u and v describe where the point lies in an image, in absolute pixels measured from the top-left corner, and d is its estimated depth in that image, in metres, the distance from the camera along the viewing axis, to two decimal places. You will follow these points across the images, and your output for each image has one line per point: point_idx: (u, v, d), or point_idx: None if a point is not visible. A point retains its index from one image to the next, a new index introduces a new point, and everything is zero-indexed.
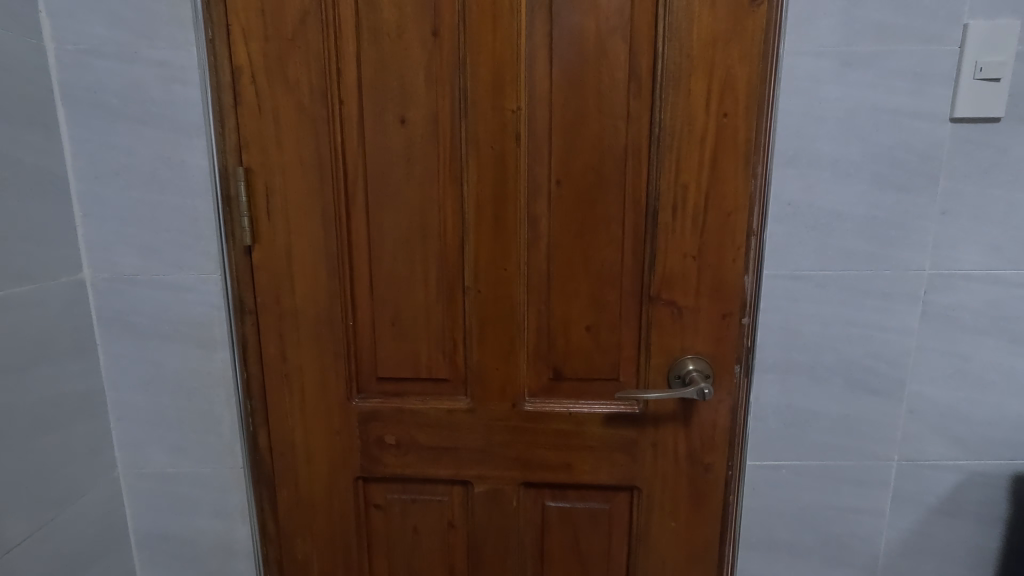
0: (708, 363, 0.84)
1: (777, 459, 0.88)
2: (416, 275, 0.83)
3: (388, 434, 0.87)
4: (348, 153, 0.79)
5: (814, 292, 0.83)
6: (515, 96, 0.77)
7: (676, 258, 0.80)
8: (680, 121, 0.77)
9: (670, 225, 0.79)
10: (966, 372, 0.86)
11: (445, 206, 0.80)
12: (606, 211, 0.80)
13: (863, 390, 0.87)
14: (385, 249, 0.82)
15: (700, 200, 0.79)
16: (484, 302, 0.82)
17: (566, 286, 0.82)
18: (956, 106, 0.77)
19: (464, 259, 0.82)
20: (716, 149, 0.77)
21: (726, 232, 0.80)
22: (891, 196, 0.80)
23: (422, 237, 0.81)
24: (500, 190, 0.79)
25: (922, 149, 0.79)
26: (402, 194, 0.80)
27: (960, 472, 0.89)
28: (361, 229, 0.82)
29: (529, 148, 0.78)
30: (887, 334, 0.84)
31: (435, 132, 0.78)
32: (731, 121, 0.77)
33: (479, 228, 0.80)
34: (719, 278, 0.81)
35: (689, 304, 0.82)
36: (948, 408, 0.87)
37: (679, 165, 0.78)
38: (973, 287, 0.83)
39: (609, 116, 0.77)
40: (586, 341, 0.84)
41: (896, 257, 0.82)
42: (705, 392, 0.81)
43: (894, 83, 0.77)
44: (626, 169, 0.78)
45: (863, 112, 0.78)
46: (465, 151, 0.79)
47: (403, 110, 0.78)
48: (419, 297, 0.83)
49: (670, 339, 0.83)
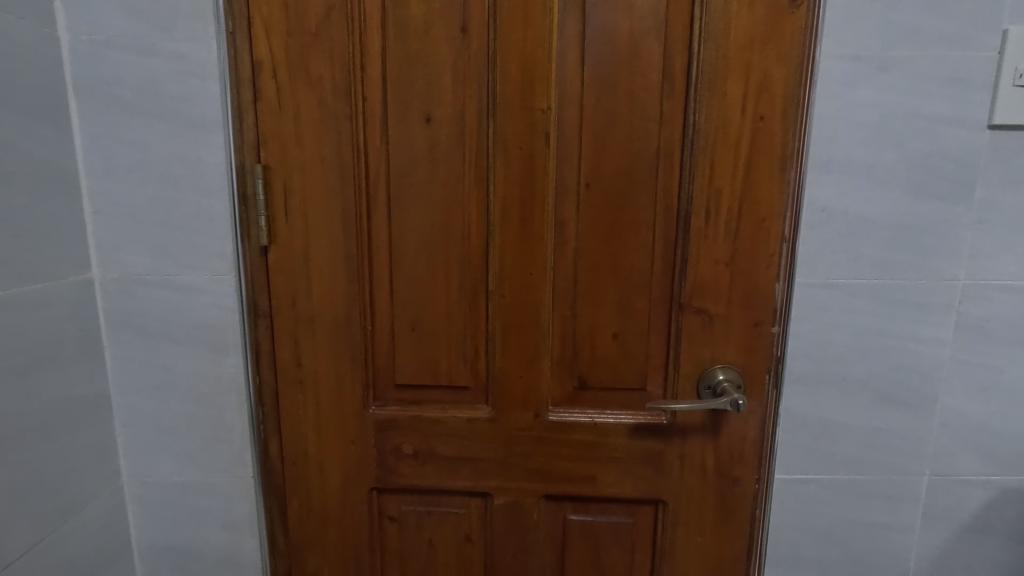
0: (739, 373, 0.81)
1: (805, 473, 0.86)
2: (438, 278, 0.80)
3: (406, 444, 0.84)
4: (371, 152, 0.77)
5: (846, 301, 0.80)
6: (545, 95, 0.74)
7: (708, 264, 0.78)
8: (715, 124, 0.74)
9: (702, 232, 0.77)
10: (999, 385, 0.84)
11: (469, 207, 0.78)
12: (636, 216, 0.77)
13: (893, 404, 0.84)
14: (407, 249, 0.79)
15: (733, 206, 0.77)
16: (507, 306, 0.80)
17: (594, 293, 0.80)
18: (994, 114, 0.75)
19: (488, 263, 0.79)
20: (750, 155, 0.75)
21: (759, 239, 0.78)
22: (927, 205, 0.78)
23: (445, 239, 0.79)
24: (527, 192, 0.77)
25: (959, 156, 0.77)
26: (425, 194, 0.78)
27: (991, 488, 0.87)
28: (382, 230, 0.79)
29: (558, 149, 0.76)
30: (920, 345, 0.82)
31: (461, 132, 0.76)
32: (767, 125, 0.75)
33: (505, 230, 0.78)
34: (751, 285, 0.79)
35: (720, 312, 0.80)
36: (980, 422, 0.85)
37: (713, 168, 0.76)
38: (1008, 298, 0.81)
39: (642, 118, 0.75)
40: (612, 349, 0.81)
41: (931, 266, 0.80)
42: (738, 403, 0.78)
43: (930, 90, 0.75)
44: (658, 173, 0.76)
45: (899, 118, 0.76)
46: (492, 151, 0.76)
47: (428, 108, 0.76)
48: (440, 301, 0.80)
49: (700, 350, 0.81)
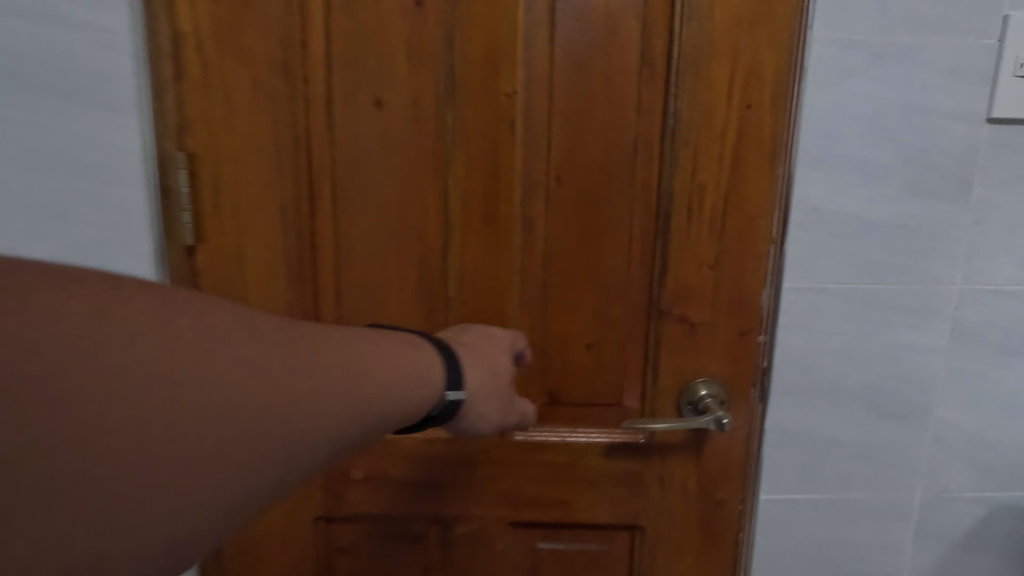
0: (722, 387, 0.74)
1: (793, 492, 0.80)
2: (391, 283, 0.71)
3: (356, 468, 0.75)
4: (314, 140, 0.68)
5: (838, 307, 0.74)
6: (511, 78, 0.66)
7: (691, 267, 0.71)
8: (699, 113, 0.67)
9: (685, 232, 0.70)
10: (994, 396, 0.79)
11: (425, 203, 0.69)
12: (612, 214, 0.70)
13: (886, 417, 0.79)
14: (356, 250, 0.70)
15: (719, 204, 0.70)
16: (469, 314, 0.72)
17: (566, 299, 0.72)
18: (994, 107, 0.70)
19: (447, 265, 0.71)
20: (737, 148, 0.68)
21: (747, 238, 0.71)
22: (923, 204, 0.72)
23: (399, 239, 0.70)
24: (490, 186, 0.69)
25: (957, 152, 0.71)
26: (376, 188, 0.69)
27: (985, 504, 0.82)
28: (327, 228, 0.70)
29: (526, 139, 0.68)
30: (914, 354, 0.77)
31: (415, 118, 0.67)
32: (756, 114, 0.68)
33: (465, 229, 0.70)
34: (737, 291, 0.72)
35: (704, 320, 0.73)
36: (975, 435, 0.80)
37: (697, 162, 0.68)
38: (1004, 304, 0.76)
39: (618, 105, 0.67)
40: (586, 361, 0.74)
41: (927, 269, 0.74)
42: (722, 422, 0.71)
43: (928, 80, 0.70)
44: (637, 166, 0.69)
45: (895, 110, 0.70)
46: (451, 140, 0.68)
47: (378, 90, 0.67)
48: (393, 308, 0.72)
49: (682, 361, 0.74)
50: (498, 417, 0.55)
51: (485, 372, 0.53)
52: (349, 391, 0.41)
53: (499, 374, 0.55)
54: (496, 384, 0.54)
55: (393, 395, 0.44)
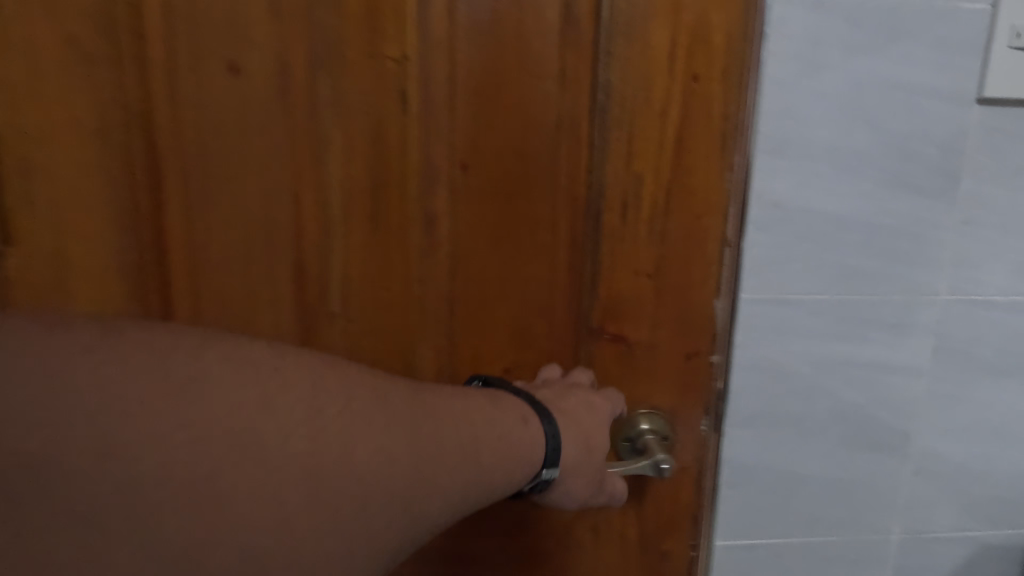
0: (666, 422, 0.62)
1: (752, 538, 0.69)
2: (259, 297, 0.58)
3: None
4: (153, 115, 0.53)
5: (805, 322, 0.63)
6: (401, 40, 0.53)
7: (627, 276, 0.59)
8: (635, 87, 0.55)
9: (617, 235, 0.58)
10: (982, 423, 0.68)
11: (297, 198, 0.56)
12: (530, 212, 0.57)
13: (861, 449, 0.68)
14: (212, 257, 0.57)
15: (660, 200, 0.57)
16: (358, 334, 0.59)
17: (474, 315, 0.59)
18: (986, 84, 0.59)
19: (329, 276, 0.58)
20: (682, 131, 0.56)
21: (693, 242, 0.59)
22: (904, 200, 0.61)
23: (266, 242, 0.56)
24: (376, 177, 0.55)
25: (943, 138, 0.60)
26: (234, 178, 0.55)
27: (970, 545, 0.72)
28: (175, 229, 0.56)
29: (420, 118, 0.54)
30: (892, 376, 0.66)
31: (282, 89, 0.53)
32: (703, 88, 0.56)
33: (349, 231, 0.56)
34: (684, 304, 0.60)
35: (642, 340, 0.61)
36: (960, 468, 0.69)
37: (633, 148, 0.56)
38: (994, 317, 0.65)
39: (536, 76, 0.54)
40: None
41: (908, 277, 0.63)
42: (662, 468, 0.58)
43: (910, 51, 0.58)
44: (560, 153, 0.56)
45: (871, 87, 0.58)
46: (328, 118, 0.54)
47: (232, 54, 0.53)
48: (264, 328, 0.58)
49: (616, 388, 0.62)
50: (585, 495, 0.52)
51: (576, 447, 0.50)
52: (467, 467, 0.43)
53: (594, 451, 0.51)
54: (587, 462, 0.51)
55: (491, 462, 0.44)
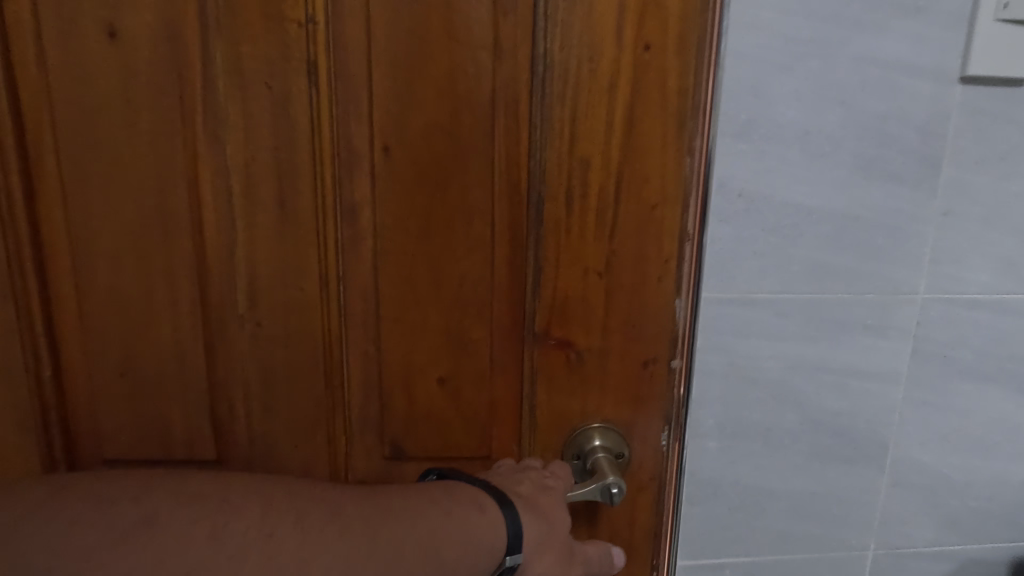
0: (621, 438, 0.57)
1: (717, 558, 0.64)
2: (155, 294, 0.52)
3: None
4: (24, 88, 0.48)
5: (772, 323, 0.58)
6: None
7: (575, 274, 0.53)
8: (580, 57, 0.48)
9: (560, 229, 0.51)
10: (963, 430, 0.63)
11: (195, 184, 0.50)
12: (461, 201, 0.51)
13: (834, 461, 0.62)
14: (100, 250, 0.51)
15: (609, 187, 0.51)
16: (272, 337, 0.54)
17: (401, 316, 0.53)
18: (969, 61, 0.53)
19: (236, 271, 0.52)
20: (634, 108, 0.49)
21: (647, 238, 0.52)
22: (879, 189, 0.56)
23: (162, 233, 0.51)
24: (281, 162, 0.50)
25: (921, 121, 0.55)
26: (121, 160, 0.49)
27: (949, 560, 0.67)
28: (57, 218, 0.51)
29: (331, 94, 0.48)
30: (867, 383, 0.60)
31: (169, 57, 0.47)
32: (657, 58, 0.49)
33: (255, 222, 0.51)
34: (638, 305, 0.54)
35: (592, 347, 0.55)
36: (939, 479, 0.64)
37: (578, 128, 0.49)
38: (976, 317, 0.60)
39: (466, 46, 0.47)
40: (441, 400, 0.55)
41: (885, 274, 0.58)
42: (613, 492, 0.52)
43: (887, 23, 0.52)
44: (493, 134, 0.49)
45: (843, 63, 0.52)
46: (223, 92, 0.48)
47: (108, 16, 0.46)
48: (163, 328, 0.53)
49: (560, 400, 0.56)
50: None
51: (539, 531, 0.47)
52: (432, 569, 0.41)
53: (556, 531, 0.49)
54: (551, 542, 0.48)
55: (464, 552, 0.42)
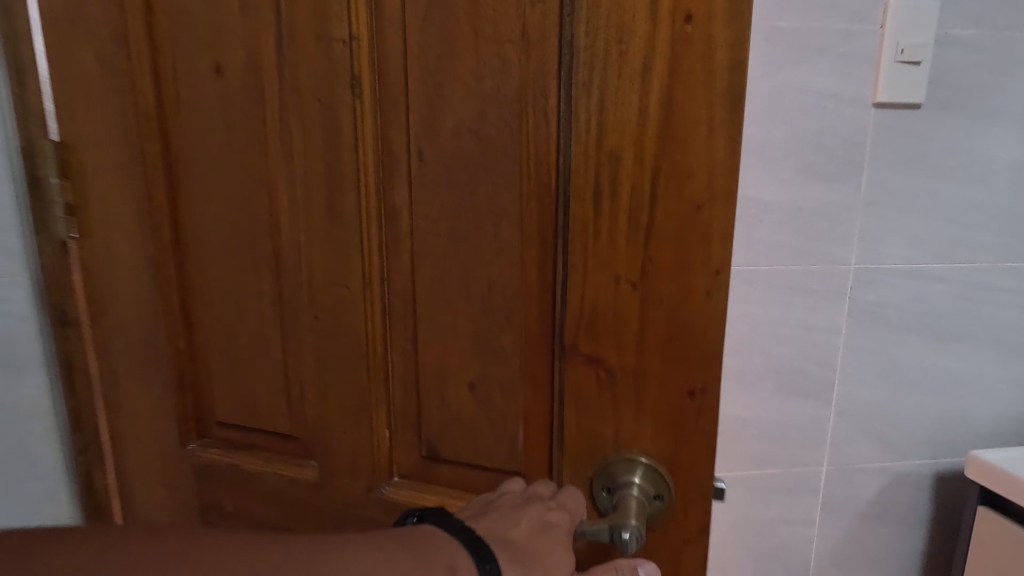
0: (662, 479, 0.46)
1: None
2: (247, 281, 0.61)
3: (228, 500, 0.67)
4: (161, 113, 0.59)
5: (740, 289, 0.77)
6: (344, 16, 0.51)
7: (608, 282, 0.44)
8: (608, 29, 0.40)
9: (601, 226, 0.43)
10: (891, 371, 0.82)
11: (274, 189, 0.58)
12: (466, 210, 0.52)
13: (793, 395, 0.81)
14: (212, 246, 0.61)
15: (645, 187, 0.41)
16: (324, 332, 0.59)
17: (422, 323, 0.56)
18: (877, 91, 0.73)
19: (303, 265, 0.59)
20: (672, 90, 0.39)
21: (694, 240, 0.41)
22: (818, 186, 0.75)
23: (252, 233, 0.59)
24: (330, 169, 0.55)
25: (847, 135, 0.74)
26: (223, 170, 0.59)
27: (887, 475, 0.86)
28: (189, 220, 0.61)
29: (375, 108, 0.53)
30: (815, 334, 0.79)
31: (255, 82, 0.56)
32: (698, 31, 0.38)
33: (309, 226, 0.57)
34: (679, 322, 0.43)
35: (627, 366, 0.45)
36: (876, 409, 0.83)
37: (605, 114, 0.41)
38: (897, 282, 0.79)
39: (489, 40, 0.47)
40: (470, 405, 0.55)
41: (826, 250, 0.77)
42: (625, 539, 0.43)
43: (817, 64, 0.72)
44: (522, 127, 0.47)
45: (785, 95, 0.73)
46: (290, 109, 0.55)
47: (216, 55, 0.56)
48: (257, 313, 0.61)
49: (594, 424, 0.47)
50: None
51: None
52: None
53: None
54: None
55: None
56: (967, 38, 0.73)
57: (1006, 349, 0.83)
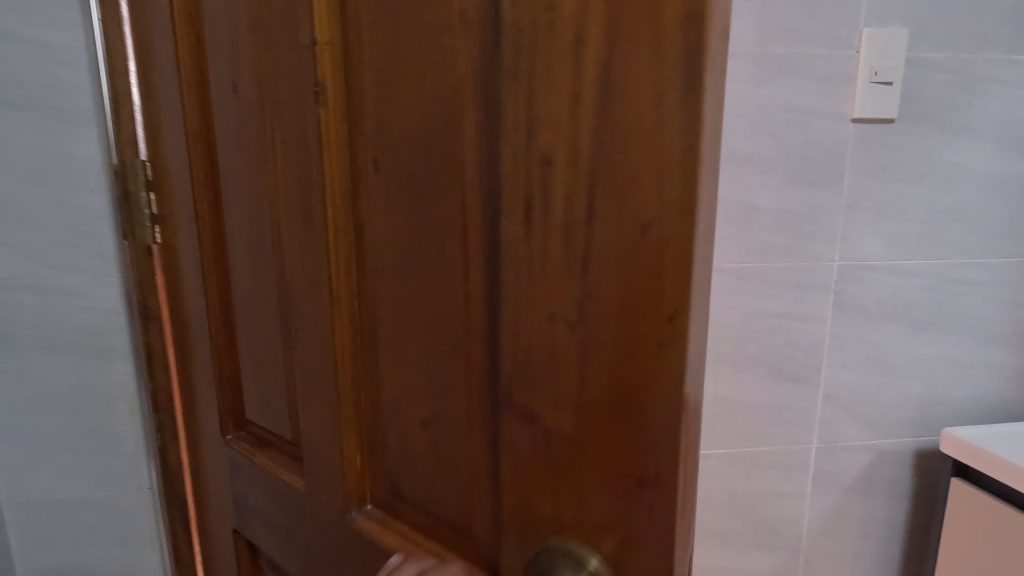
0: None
1: (706, 449, 0.92)
2: (261, 287, 0.58)
3: (250, 494, 0.66)
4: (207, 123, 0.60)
5: (735, 283, 0.87)
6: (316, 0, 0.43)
7: (542, 322, 0.33)
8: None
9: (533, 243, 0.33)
10: (873, 357, 0.91)
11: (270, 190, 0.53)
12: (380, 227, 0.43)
13: (784, 379, 0.91)
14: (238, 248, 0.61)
15: (578, 200, 0.30)
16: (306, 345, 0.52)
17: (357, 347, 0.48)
18: (855, 107, 0.82)
19: (293, 271, 0.52)
20: (611, 74, 0.28)
21: (644, 277, 0.29)
22: (803, 191, 0.85)
23: (261, 239, 0.56)
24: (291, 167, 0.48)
25: (828, 146, 0.84)
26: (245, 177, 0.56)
27: (871, 452, 0.95)
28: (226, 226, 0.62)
29: (341, 114, 0.44)
30: (803, 323, 0.89)
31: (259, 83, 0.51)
32: None
33: (293, 230, 0.51)
34: (631, 379, 0.30)
35: (563, 429, 0.33)
36: (859, 392, 0.92)
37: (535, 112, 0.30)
38: (876, 277, 0.89)
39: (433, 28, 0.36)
40: (423, 449, 0.44)
41: (811, 249, 0.87)
42: None
43: (801, 85, 0.82)
44: (448, 120, 0.36)
45: (775, 111, 0.82)
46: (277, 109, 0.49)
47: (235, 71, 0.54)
48: (264, 319, 0.59)
49: (534, 502, 0.36)
50: None
51: None
52: None
53: None
54: None
55: None
56: (935, 59, 0.83)
57: (976, 337, 0.92)
